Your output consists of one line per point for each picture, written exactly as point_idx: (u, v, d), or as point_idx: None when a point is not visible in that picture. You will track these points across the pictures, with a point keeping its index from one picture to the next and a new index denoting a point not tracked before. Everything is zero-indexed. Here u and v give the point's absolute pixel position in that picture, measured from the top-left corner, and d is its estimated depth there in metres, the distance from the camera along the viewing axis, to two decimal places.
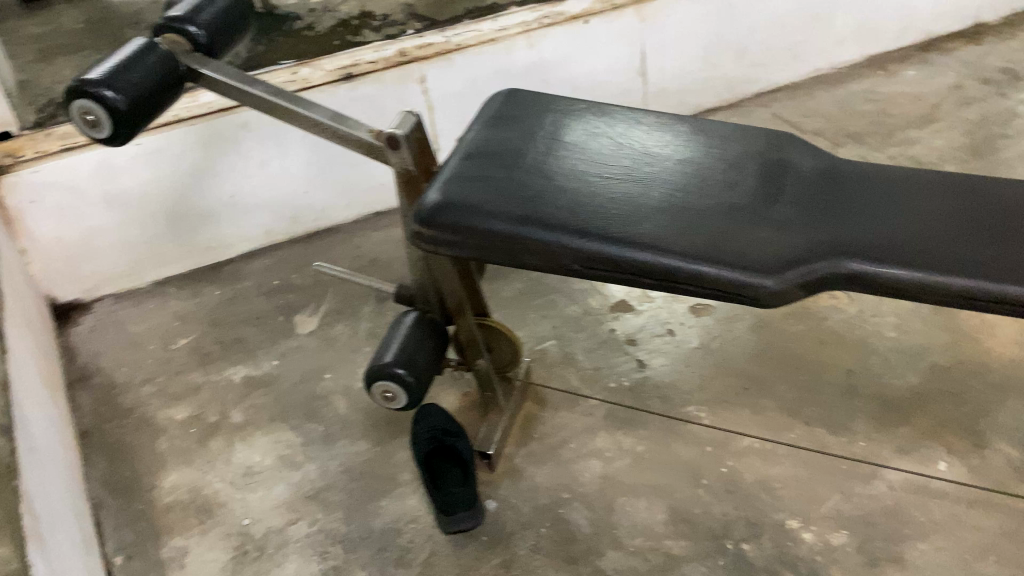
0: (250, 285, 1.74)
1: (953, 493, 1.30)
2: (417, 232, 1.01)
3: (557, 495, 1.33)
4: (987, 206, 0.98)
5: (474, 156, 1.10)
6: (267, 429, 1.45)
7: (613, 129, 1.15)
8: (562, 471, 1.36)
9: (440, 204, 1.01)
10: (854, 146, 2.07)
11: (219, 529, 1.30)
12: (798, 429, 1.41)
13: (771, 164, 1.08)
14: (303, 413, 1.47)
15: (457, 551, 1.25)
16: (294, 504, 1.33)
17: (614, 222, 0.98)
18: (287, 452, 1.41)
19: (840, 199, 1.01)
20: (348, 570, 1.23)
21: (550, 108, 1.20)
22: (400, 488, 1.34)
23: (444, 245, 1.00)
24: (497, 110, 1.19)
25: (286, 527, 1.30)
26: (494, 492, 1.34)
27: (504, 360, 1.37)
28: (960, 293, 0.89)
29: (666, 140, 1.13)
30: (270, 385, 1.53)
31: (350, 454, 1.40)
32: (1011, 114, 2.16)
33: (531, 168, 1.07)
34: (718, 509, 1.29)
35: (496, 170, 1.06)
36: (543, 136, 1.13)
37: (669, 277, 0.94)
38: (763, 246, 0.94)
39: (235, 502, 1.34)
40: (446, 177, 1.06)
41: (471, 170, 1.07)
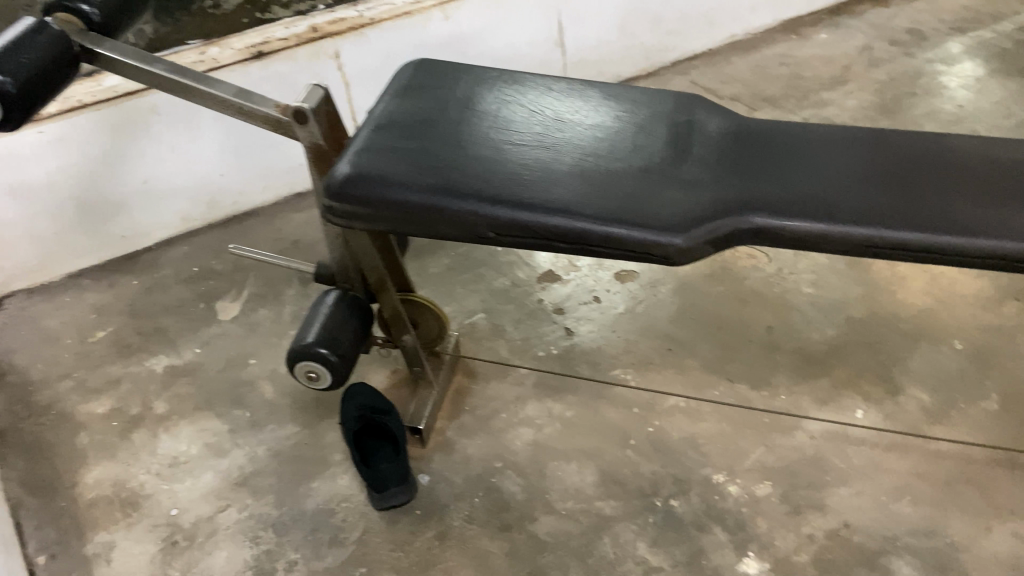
0: (169, 273, 1.70)
1: (870, 438, 1.35)
2: (328, 206, 1.00)
3: (489, 464, 1.34)
4: (883, 156, 1.02)
5: (384, 128, 1.08)
6: (191, 418, 1.42)
7: (524, 97, 1.15)
8: (494, 441, 1.37)
9: (349, 176, 0.99)
10: (769, 109, 2.11)
11: (147, 521, 1.28)
12: (721, 386, 1.44)
13: (680, 125, 1.09)
14: (229, 399, 1.45)
15: (391, 527, 1.25)
16: (223, 491, 1.31)
17: (527, 188, 0.98)
18: (213, 440, 1.39)
19: (747, 157, 1.03)
20: (281, 553, 1.23)
21: (462, 77, 1.19)
22: (331, 469, 1.33)
23: (357, 219, 0.99)
24: (407, 81, 1.18)
25: (215, 515, 1.28)
26: (426, 466, 1.34)
27: (431, 334, 1.36)
28: (860, 241, 0.93)
29: (577, 106, 1.14)
30: (193, 374, 1.49)
31: (279, 437, 1.38)
32: (917, 74, 2.23)
33: (443, 138, 1.06)
34: (646, 468, 1.32)
35: (407, 141, 1.05)
36: (455, 106, 1.12)
37: (581, 240, 0.95)
38: (672, 205, 0.96)
39: (162, 494, 1.31)
40: (356, 150, 1.04)
41: (382, 141, 1.05)
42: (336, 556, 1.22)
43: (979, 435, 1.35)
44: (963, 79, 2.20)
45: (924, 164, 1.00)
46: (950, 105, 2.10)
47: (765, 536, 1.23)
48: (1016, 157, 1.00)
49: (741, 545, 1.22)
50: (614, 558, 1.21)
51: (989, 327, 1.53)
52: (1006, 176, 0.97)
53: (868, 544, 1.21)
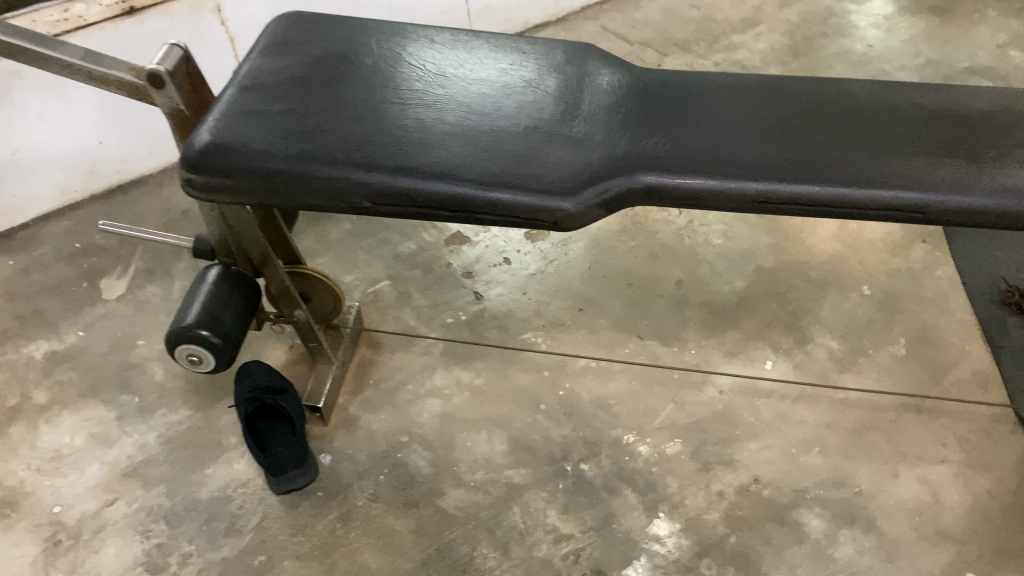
0: (47, 251, 1.58)
1: (780, 390, 1.34)
2: (187, 179, 0.91)
3: (395, 439, 1.28)
4: (781, 105, 0.97)
5: (251, 85, 0.98)
6: (75, 407, 1.33)
7: (406, 44, 1.06)
8: (400, 414, 1.32)
9: (210, 146, 0.91)
10: (680, 55, 2.07)
11: (27, 521, 1.19)
12: (632, 344, 1.41)
13: (571, 78, 1.02)
14: (115, 385, 1.36)
15: (292, 511, 1.20)
16: (111, 484, 1.23)
17: (406, 152, 0.91)
18: (99, 429, 1.30)
19: (641, 110, 0.98)
20: (174, 545, 1.16)
21: (338, 24, 1.08)
22: (228, 454, 1.27)
23: (220, 193, 0.91)
24: (278, 30, 1.07)
25: (102, 509, 1.21)
26: (329, 445, 1.28)
27: (325, 308, 1.30)
28: (754, 198, 0.89)
29: (464, 55, 1.05)
30: (76, 359, 1.40)
31: (171, 424, 1.31)
32: (827, 13, 2.21)
33: (315, 95, 0.97)
34: (556, 433, 1.28)
35: (276, 100, 0.96)
36: (329, 57, 1.03)
37: (464, 207, 0.88)
38: (561, 166, 0.90)
39: (44, 491, 1.23)
40: (219, 112, 0.95)
41: (247, 101, 0.96)
42: (233, 545, 1.16)
43: (886, 382, 1.35)
44: (873, 19, 2.19)
45: (821, 113, 0.96)
46: (859, 45, 2.08)
47: (676, 496, 1.21)
48: (912, 103, 0.97)
49: (652, 507, 1.19)
50: (523, 528, 1.17)
51: (897, 270, 1.53)
52: (902, 123, 0.94)
53: (778, 498, 1.20)
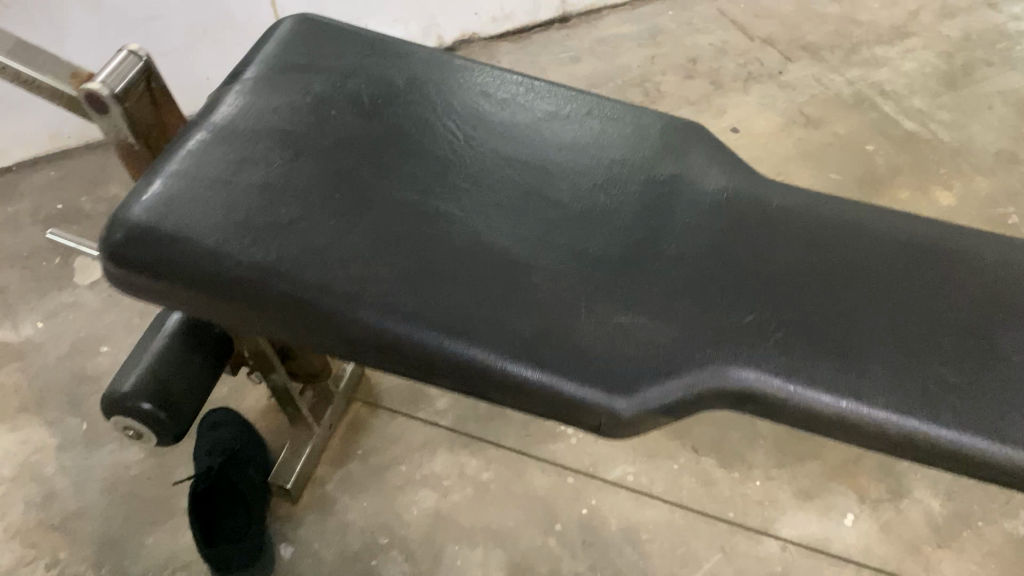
0: (23, 207, 1.35)
1: (858, 559, 1.07)
2: (109, 264, 0.65)
3: (372, 538, 1.05)
4: (960, 287, 0.66)
5: (222, 126, 0.71)
6: (13, 423, 1.12)
7: (449, 88, 0.77)
8: (384, 505, 1.08)
9: (147, 226, 0.64)
10: (808, 63, 1.70)
11: None
12: (683, 458, 1.15)
13: (662, 180, 0.73)
14: (65, 402, 1.14)
15: None
16: (31, 536, 1.03)
17: (409, 280, 0.64)
18: (33, 459, 1.10)
19: (752, 257, 0.68)
20: None
21: (362, 43, 0.79)
22: (172, 521, 1.05)
23: (152, 291, 0.65)
24: (281, 40, 0.79)
25: (16, 570, 1.01)
26: (293, 530, 1.06)
27: (312, 368, 1.06)
28: (894, 442, 0.60)
29: (523, 117, 0.76)
30: (25, 359, 1.18)
31: (115, 467, 1.09)
32: (998, 33, 1.80)
33: (304, 158, 0.69)
34: (569, 567, 1.04)
35: (249, 159, 0.68)
36: (338, 94, 0.74)
37: (474, 380, 0.62)
38: (623, 339, 0.62)
39: None
40: (170, 165, 0.68)
41: (212, 154, 0.69)
42: None
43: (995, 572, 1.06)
44: None
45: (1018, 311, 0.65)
46: None
47: None
48: None
49: None
50: None
51: None
52: None
53: None
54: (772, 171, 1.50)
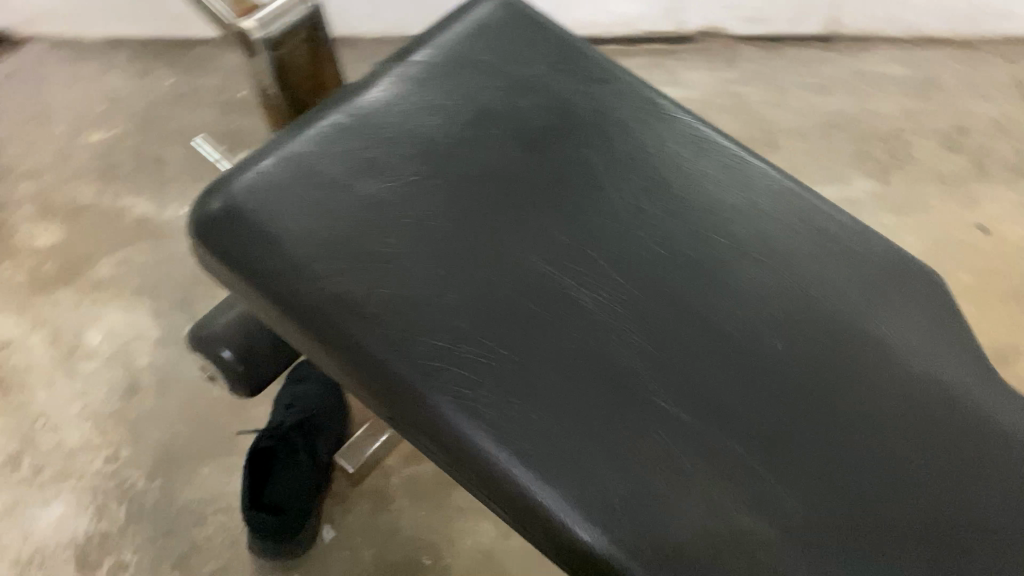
0: (210, 84, 1.32)
1: None
2: (195, 239, 0.58)
3: (415, 555, 0.97)
4: None
5: (364, 115, 0.61)
6: (126, 302, 1.11)
7: (636, 144, 0.63)
8: (438, 522, 0.99)
9: (241, 210, 0.56)
10: None
11: (7, 420, 1.01)
12: None
13: (860, 343, 0.56)
14: (179, 297, 1.11)
15: None
16: (102, 423, 1.02)
17: (499, 376, 0.52)
18: (131, 345, 1.07)
19: (935, 501, 0.51)
20: (117, 545, 0.94)
21: (558, 58, 0.66)
22: (230, 458, 1.00)
23: (229, 282, 0.57)
24: (470, 27, 0.67)
25: (78, 452, 1.00)
26: (342, 514, 0.99)
27: None
28: None
29: (713, 205, 0.61)
30: (158, 239, 1.16)
31: (197, 380, 1.05)
32: None
33: (439, 182, 0.58)
34: None
35: (377, 165, 0.58)
36: (505, 114, 0.62)
37: (533, 525, 0.50)
38: (732, 551, 0.48)
39: (39, 391, 1.03)
40: (292, 145, 0.59)
41: (341, 146, 0.59)
42: None
43: None
44: None
45: None
46: None
47: None
48: None
49: None
50: None
51: None
52: None
53: None
54: (1009, 295, 1.24)
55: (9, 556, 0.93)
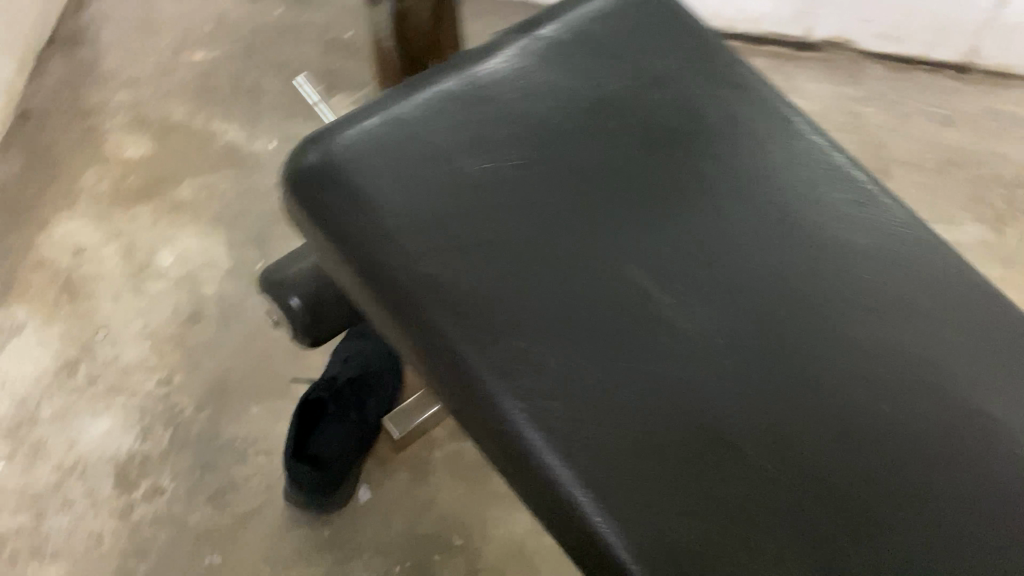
0: (317, 20, 1.29)
1: None
2: (287, 188, 0.56)
3: (446, 533, 0.95)
4: None
5: (480, 86, 0.57)
6: (201, 228, 1.10)
7: (762, 161, 0.58)
8: (475, 504, 0.97)
9: (338, 167, 0.54)
10: None
11: (70, 325, 1.02)
12: None
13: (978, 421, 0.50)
14: (253, 232, 1.10)
15: (283, 532, 0.93)
16: (161, 345, 1.01)
17: (577, 390, 0.48)
18: (200, 272, 1.07)
19: None
20: (156, 468, 0.95)
21: (693, 54, 0.61)
22: (279, 402, 0.99)
23: (314, 239, 0.55)
24: (604, 6, 0.62)
25: (133, 369, 1.00)
26: (380, 478, 0.98)
27: None
28: None
29: (836, 241, 0.56)
30: (242, 170, 1.15)
31: (259, 318, 1.04)
32: None
33: (546, 170, 0.54)
34: None
35: (484, 142, 0.55)
36: (628, 108, 0.58)
37: (588, 554, 0.47)
38: None
39: (105, 301, 1.04)
40: (399, 106, 0.56)
41: (450, 116, 0.56)
42: (203, 521, 0.92)
43: None
44: None
45: None
46: None
47: None
48: None
49: None
50: None
51: None
52: None
53: None
54: None
55: (51, 460, 0.94)
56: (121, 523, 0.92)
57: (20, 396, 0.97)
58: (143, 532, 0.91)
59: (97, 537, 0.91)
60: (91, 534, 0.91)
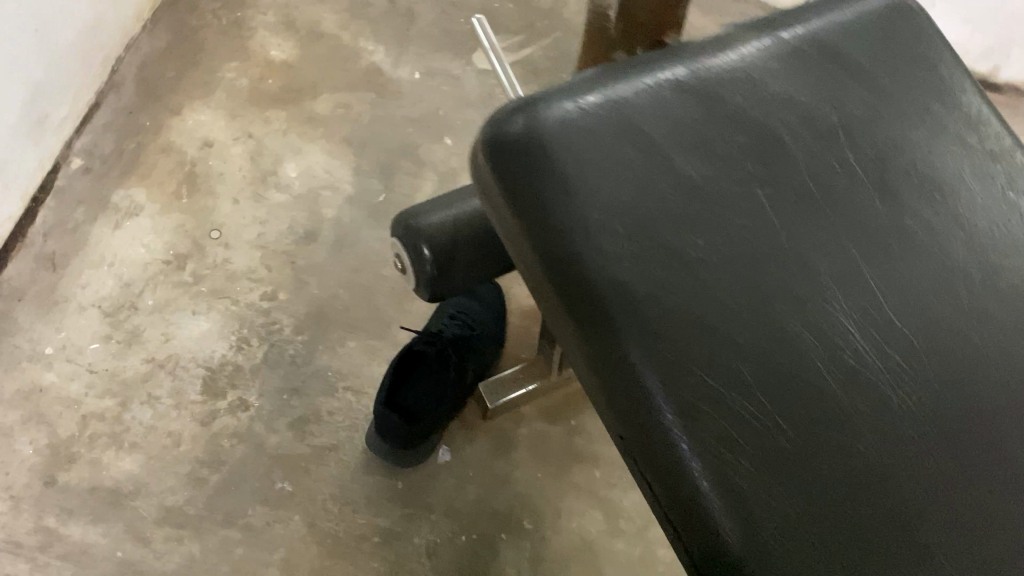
0: None
1: None
2: (479, 151, 0.50)
3: (517, 513, 0.91)
4: None
5: (708, 84, 0.52)
6: (331, 147, 1.06)
7: (1006, 231, 0.51)
8: (552, 492, 0.92)
9: (545, 141, 0.48)
10: None
11: (186, 218, 1.00)
12: None
13: None
14: (382, 162, 1.06)
15: (355, 475, 0.90)
16: (270, 259, 0.99)
17: (766, 451, 0.43)
18: (322, 192, 1.03)
19: None
20: (244, 382, 0.93)
21: (943, 97, 0.55)
22: (376, 342, 0.96)
23: (498, 213, 0.50)
24: (853, 23, 0.56)
25: (239, 276, 0.98)
26: (461, 442, 0.94)
27: None
28: None
29: None
30: (381, 96, 1.11)
31: (372, 252, 1.00)
32: None
33: (771, 195, 0.48)
34: None
35: (708, 147, 0.49)
36: (867, 139, 0.52)
37: None
38: None
39: (223, 203, 1.02)
40: (622, 91, 0.50)
41: (673, 111, 0.50)
42: (279, 445, 0.90)
43: None
44: None
45: None
46: None
47: None
48: None
49: None
50: None
51: None
52: None
53: None
54: None
55: (145, 349, 0.93)
56: (201, 429, 0.90)
57: (125, 279, 0.96)
58: (221, 443, 0.90)
59: (175, 439, 0.90)
60: (170, 435, 0.90)
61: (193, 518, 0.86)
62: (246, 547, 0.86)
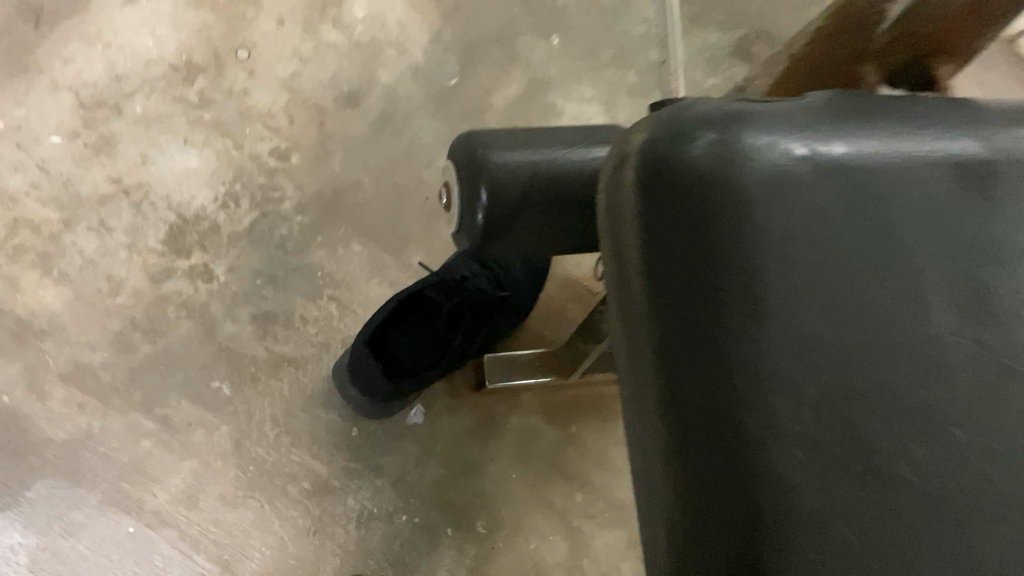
0: None
1: None
2: (623, 161, 0.30)
3: (472, 512, 0.75)
4: None
5: (1013, 189, 0.32)
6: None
7: None
8: (520, 502, 0.76)
9: (748, 205, 0.29)
10: None
11: (216, 24, 0.80)
12: None
13: None
14: (468, 40, 0.84)
15: (307, 405, 0.74)
16: (295, 110, 0.80)
17: None
18: (385, 51, 0.83)
19: None
20: (217, 247, 0.75)
21: None
22: (387, 257, 0.78)
23: (616, 277, 0.31)
24: None
25: (253, 117, 0.79)
26: (440, 407, 0.77)
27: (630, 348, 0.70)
28: None
29: None
30: None
31: (418, 145, 0.80)
32: None
33: None
34: None
35: (972, 298, 0.31)
36: None
37: None
38: None
39: (266, 19, 0.81)
40: (882, 154, 0.30)
41: (949, 223, 0.31)
42: (232, 338, 0.74)
43: None
44: None
45: None
46: None
47: None
48: None
49: None
50: None
51: None
52: None
53: None
54: None
55: (114, 166, 0.75)
56: (148, 286, 0.74)
57: (118, 72, 0.77)
58: (165, 310, 0.74)
59: (114, 286, 0.73)
60: (110, 280, 0.73)
61: (104, 388, 0.72)
62: (154, 444, 0.71)
